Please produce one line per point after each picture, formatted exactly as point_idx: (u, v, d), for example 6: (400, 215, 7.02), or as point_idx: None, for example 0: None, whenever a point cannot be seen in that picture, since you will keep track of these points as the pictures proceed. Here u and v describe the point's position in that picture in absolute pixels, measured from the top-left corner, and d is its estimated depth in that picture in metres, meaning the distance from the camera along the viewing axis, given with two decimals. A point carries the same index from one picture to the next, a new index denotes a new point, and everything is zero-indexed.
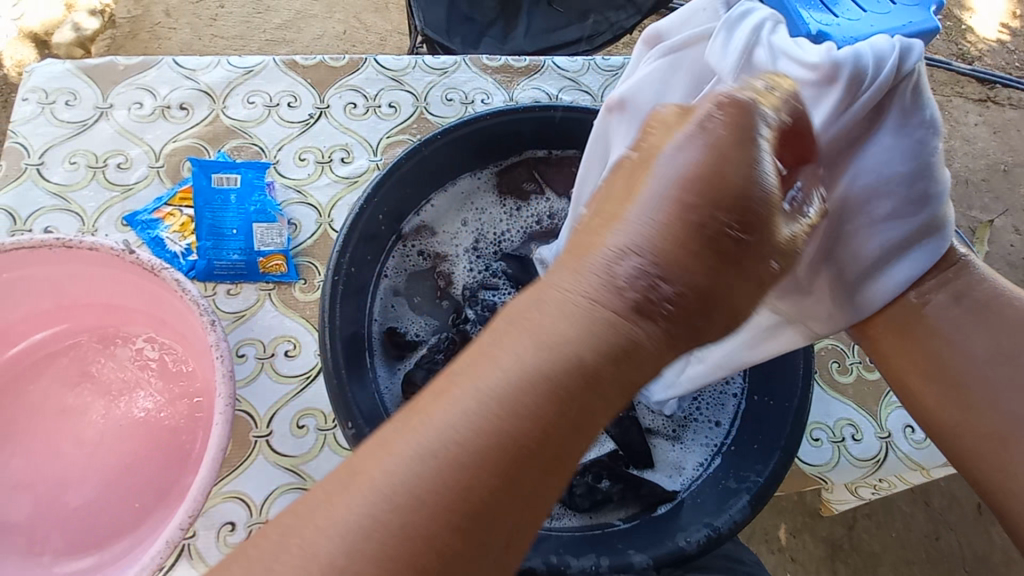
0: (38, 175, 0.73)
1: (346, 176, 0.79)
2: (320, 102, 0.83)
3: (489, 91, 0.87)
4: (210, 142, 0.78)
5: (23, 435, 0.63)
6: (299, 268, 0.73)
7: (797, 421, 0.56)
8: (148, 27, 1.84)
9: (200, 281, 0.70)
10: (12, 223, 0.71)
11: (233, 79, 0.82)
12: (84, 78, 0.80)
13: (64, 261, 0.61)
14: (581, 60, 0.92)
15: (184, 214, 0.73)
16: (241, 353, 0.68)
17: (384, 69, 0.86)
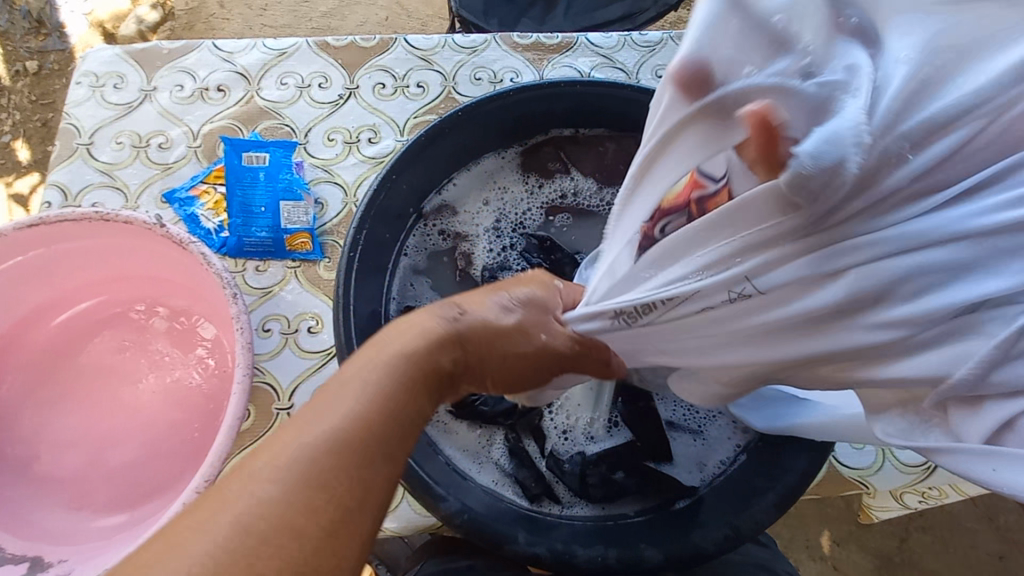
0: (88, 154, 0.78)
1: (373, 157, 0.79)
2: (350, 82, 0.83)
3: (519, 70, 0.85)
4: (244, 122, 0.80)
5: (69, 396, 0.67)
6: (323, 246, 0.74)
7: None
8: (203, 18, 1.92)
9: (230, 256, 0.72)
10: (64, 199, 0.75)
11: (267, 61, 0.84)
12: (131, 62, 0.83)
13: (102, 234, 0.64)
14: (616, 36, 0.88)
15: (217, 192, 0.75)
16: (266, 328, 0.69)
17: (414, 49, 0.86)
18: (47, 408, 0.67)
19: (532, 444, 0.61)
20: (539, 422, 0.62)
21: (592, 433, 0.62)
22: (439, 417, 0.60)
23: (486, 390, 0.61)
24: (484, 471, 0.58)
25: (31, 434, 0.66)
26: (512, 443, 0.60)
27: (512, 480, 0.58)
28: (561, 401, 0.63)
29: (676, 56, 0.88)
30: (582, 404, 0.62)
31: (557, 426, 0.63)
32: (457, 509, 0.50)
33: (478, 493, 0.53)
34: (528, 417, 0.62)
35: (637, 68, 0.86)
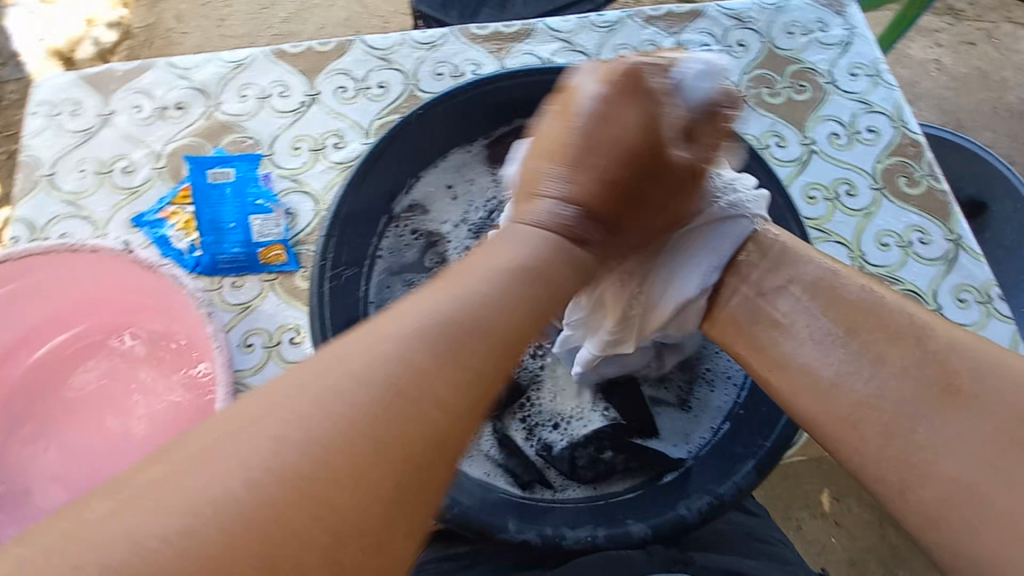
0: (51, 185, 0.77)
1: (340, 162, 0.79)
2: (310, 88, 0.83)
3: (480, 61, 0.85)
4: (207, 138, 0.79)
5: (55, 429, 0.67)
6: (298, 256, 0.74)
7: None
8: (162, 33, 1.89)
9: (205, 275, 0.72)
10: (31, 232, 0.74)
11: (225, 74, 0.83)
12: (86, 87, 0.82)
13: (71, 266, 0.64)
14: (574, 19, 0.88)
15: (186, 212, 0.75)
16: (248, 343, 0.70)
17: (372, 49, 0.85)
18: (35, 444, 0.66)
19: (518, 432, 0.62)
20: (523, 409, 0.63)
21: (575, 414, 0.63)
22: None
23: None
24: (475, 464, 0.58)
25: (22, 471, 0.65)
26: (500, 434, 0.61)
27: (503, 469, 0.58)
28: (546, 390, 0.64)
29: (636, 34, 0.88)
30: (568, 390, 0.64)
31: (543, 411, 0.63)
32: (447, 503, 0.51)
33: (470, 485, 0.54)
34: (512, 406, 0.63)
35: (598, 49, 0.86)
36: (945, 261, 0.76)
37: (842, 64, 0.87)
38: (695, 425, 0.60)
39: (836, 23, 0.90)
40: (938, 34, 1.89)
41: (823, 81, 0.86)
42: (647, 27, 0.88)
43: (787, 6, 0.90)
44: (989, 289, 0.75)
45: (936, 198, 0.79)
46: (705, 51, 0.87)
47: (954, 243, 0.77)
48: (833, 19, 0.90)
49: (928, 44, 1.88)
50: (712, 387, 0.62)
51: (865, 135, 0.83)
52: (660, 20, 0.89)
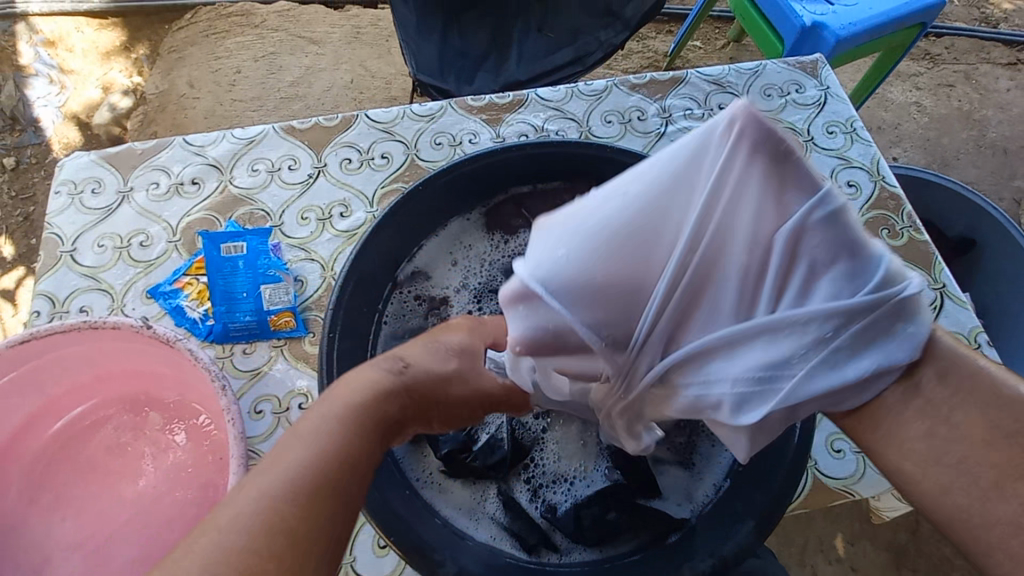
0: (72, 260, 0.81)
1: (346, 230, 0.83)
2: (318, 161, 0.88)
3: (476, 130, 0.90)
4: (220, 211, 0.84)
5: (70, 501, 0.69)
6: (307, 322, 0.77)
7: (799, 452, 0.55)
8: (175, 99, 1.98)
9: (218, 343, 0.75)
10: (52, 306, 0.78)
11: (237, 150, 0.88)
12: (106, 166, 0.87)
13: (91, 342, 0.67)
14: (564, 89, 0.94)
15: (200, 282, 0.78)
16: (258, 410, 0.72)
17: (375, 122, 0.91)
18: (49, 517, 0.68)
19: (522, 493, 0.63)
20: (527, 470, 0.65)
21: (579, 474, 0.64)
22: (432, 477, 0.62)
23: (475, 446, 0.63)
24: (481, 527, 0.59)
25: (36, 544, 0.67)
26: (505, 495, 0.62)
27: (507, 532, 0.60)
28: (549, 449, 0.66)
29: (622, 100, 0.93)
30: (569, 450, 0.65)
31: (547, 471, 0.65)
32: (456, 571, 0.52)
33: (475, 552, 0.55)
34: (516, 467, 0.64)
35: (587, 115, 0.92)
36: (931, 309, 0.78)
37: (819, 123, 0.92)
38: (696, 484, 0.62)
39: (810, 85, 0.96)
40: (916, 78, 1.98)
41: (801, 139, 0.91)
42: (632, 94, 0.94)
43: (764, 70, 0.96)
44: (977, 335, 0.77)
45: (918, 248, 0.83)
46: (688, 115, 0.92)
47: (939, 291, 0.80)
48: (807, 80, 0.96)
49: (907, 88, 1.96)
50: (710, 443, 0.63)
51: (845, 190, 0.87)
52: (645, 87, 0.95)
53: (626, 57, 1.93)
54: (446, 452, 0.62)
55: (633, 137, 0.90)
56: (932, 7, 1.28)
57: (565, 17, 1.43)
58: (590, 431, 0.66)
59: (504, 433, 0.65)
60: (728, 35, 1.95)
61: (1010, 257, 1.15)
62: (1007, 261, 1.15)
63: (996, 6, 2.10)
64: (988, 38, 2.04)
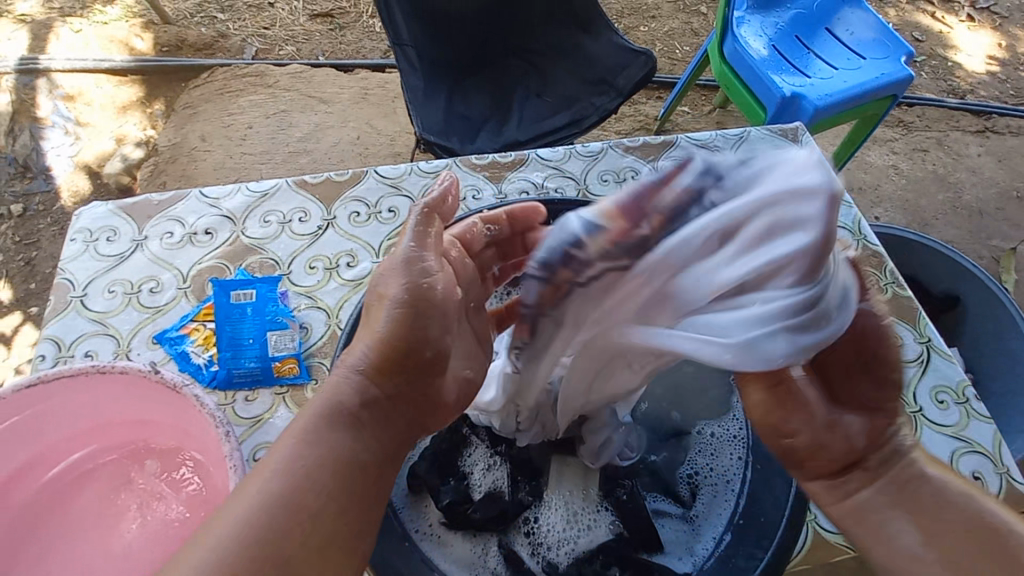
0: (81, 305, 0.82)
1: (352, 279, 0.86)
2: (327, 214, 0.91)
3: (480, 187, 0.95)
4: (231, 259, 0.87)
5: (59, 551, 0.67)
6: (310, 369, 0.78)
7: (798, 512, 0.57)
8: (186, 151, 2.04)
9: (220, 389, 0.76)
10: (57, 351, 0.79)
11: (251, 202, 0.92)
12: (124, 215, 0.90)
13: (96, 387, 0.67)
14: (562, 150, 1.00)
15: (207, 328, 0.80)
16: (257, 457, 0.72)
17: (384, 178, 0.95)
18: (36, 569, 0.66)
19: (522, 545, 0.63)
20: (527, 522, 0.64)
21: (580, 528, 0.64)
22: (431, 530, 0.62)
23: (476, 498, 0.64)
24: None
25: None
26: (506, 549, 0.62)
27: None
28: (547, 502, 0.66)
29: (617, 161, 0.99)
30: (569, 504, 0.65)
31: (548, 525, 0.64)
32: None
33: None
34: (516, 519, 0.64)
35: (584, 174, 0.97)
36: (919, 363, 0.81)
37: None
38: (697, 538, 0.62)
39: (792, 150, 1.02)
40: (892, 143, 2.10)
41: None
42: (626, 156, 1.00)
43: (748, 136, 1.03)
44: (965, 389, 0.79)
45: (902, 303, 0.86)
46: None
47: (925, 345, 0.82)
48: (789, 146, 1.03)
49: (884, 151, 2.08)
50: (710, 494, 0.64)
51: None
52: (639, 150, 1.01)
53: (619, 119, 2.04)
54: (446, 503, 0.62)
55: None
56: (901, 81, 1.39)
57: (559, 85, 1.51)
58: (590, 487, 0.67)
59: (503, 485, 0.66)
60: (715, 101, 2.07)
61: (994, 313, 1.18)
62: (990, 316, 1.19)
63: (962, 79, 2.26)
64: (956, 108, 2.17)
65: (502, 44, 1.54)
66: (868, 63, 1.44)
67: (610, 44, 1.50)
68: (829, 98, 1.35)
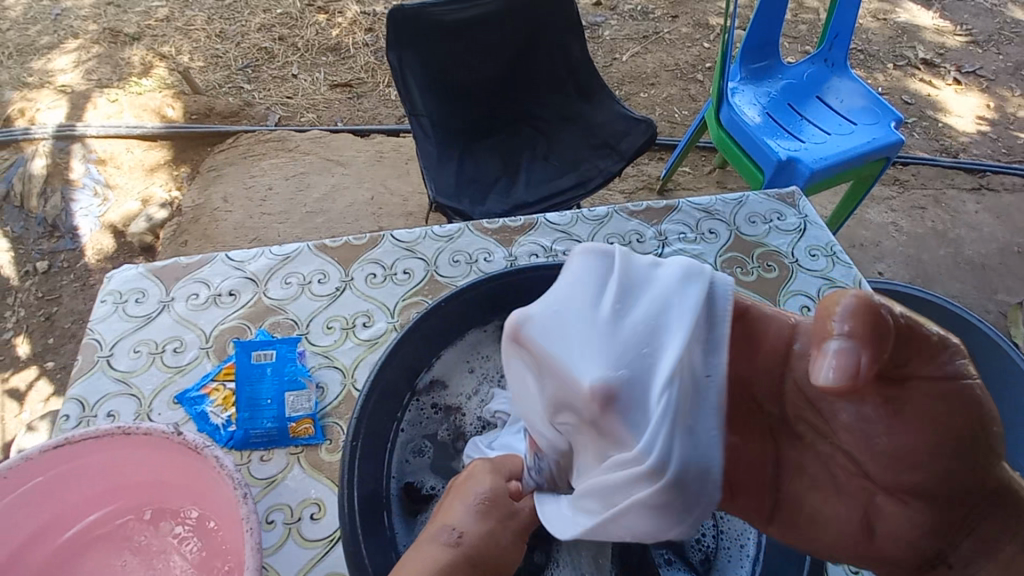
0: (107, 365, 0.85)
1: (367, 339, 0.89)
2: (345, 276, 0.96)
3: (491, 250, 1.00)
4: (252, 320, 0.90)
5: None
6: (325, 428, 0.80)
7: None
8: (208, 211, 2.14)
9: (236, 449, 0.77)
10: (81, 410, 0.81)
11: (273, 265, 0.97)
12: (153, 278, 0.95)
13: (118, 448, 0.68)
14: (569, 214, 1.05)
15: (227, 388, 0.82)
16: (270, 519, 0.72)
17: (400, 242, 1.00)
18: None
19: None
20: None
21: None
22: None
23: None
24: None
25: None
26: None
27: None
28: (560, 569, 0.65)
29: (622, 224, 1.04)
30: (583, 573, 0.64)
31: None
32: None
33: None
34: None
35: (591, 237, 1.02)
36: None
37: (802, 246, 1.02)
38: None
39: (790, 213, 1.07)
40: (890, 201, 2.16)
41: (787, 261, 0.99)
42: (631, 219, 1.04)
43: (747, 200, 1.08)
44: None
45: None
46: (683, 238, 1.02)
47: None
48: (787, 209, 1.07)
49: (883, 209, 2.13)
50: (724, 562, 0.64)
51: None
52: (642, 214, 1.06)
53: (623, 180, 2.13)
54: None
55: None
56: (892, 145, 1.45)
57: (565, 151, 1.59)
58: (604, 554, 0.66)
59: None
60: (715, 162, 2.16)
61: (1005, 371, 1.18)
62: (1002, 373, 1.19)
63: (953, 139, 2.34)
64: (950, 167, 2.25)
65: (511, 113, 1.64)
66: (859, 128, 1.52)
67: (613, 112, 1.59)
68: (824, 162, 1.41)
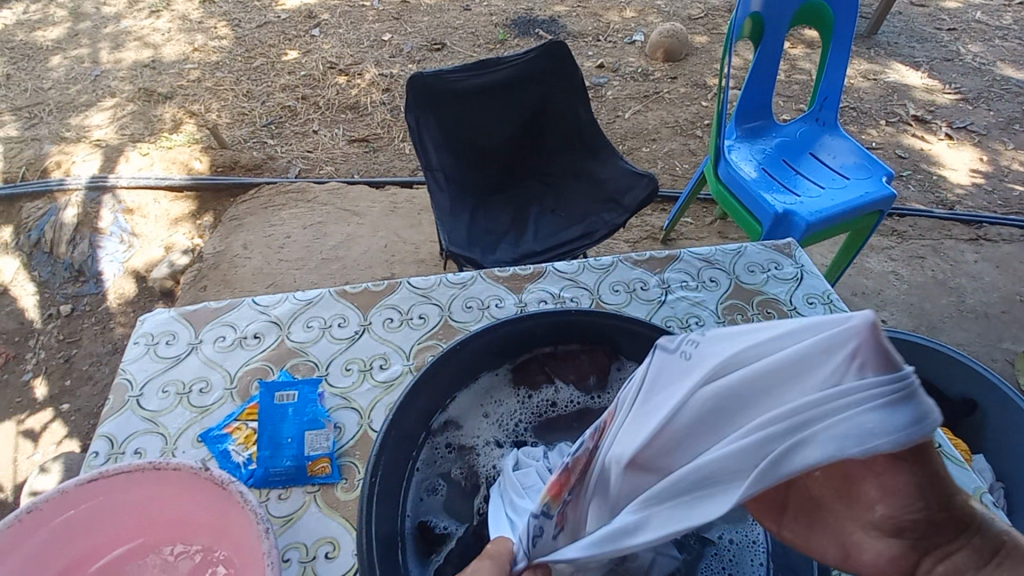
0: (136, 404, 0.90)
1: (384, 381, 0.93)
2: (364, 320, 1.01)
3: (502, 296, 1.05)
4: (275, 361, 0.95)
5: None
6: (341, 468, 0.83)
7: None
8: (229, 258, 2.23)
9: (256, 487, 0.80)
10: (109, 447, 0.85)
11: (297, 309, 1.02)
12: (183, 321, 1.01)
13: (147, 483, 0.72)
14: (576, 263, 1.11)
15: (248, 427, 0.86)
16: (286, 557, 0.74)
17: (416, 288, 1.06)
18: None
19: None
20: None
21: None
22: None
23: None
24: None
25: None
26: None
27: None
28: None
29: (627, 273, 1.09)
30: None
31: None
32: None
33: None
34: None
35: (597, 285, 1.07)
36: None
37: (800, 295, 1.06)
38: None
39: (788, 263, 1.12)
40: (889, 250, 2.21)
41: (786, 308, 1.04)
42: (635, 268, 1.10)
43: (745, 251, 1.14)
44: (981, 495, 0.80)
45: None
46: (685, 286, 1.07)
47: None
48: (784, 259, 1.13)
49: (883, 258, 2.18)
50: None
51: None
52: (646, 263, 1.11)
53: (627, 230, 2.20)
54: None
55: (638, 305, 1.04)
56: (885, 198, 1.52)
57: (571, 203, 1.68)
58: None
59: None
60: (716, 213, 2.24)
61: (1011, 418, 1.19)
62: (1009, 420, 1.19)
63: (948, 192, 2.42)
64: (947, 218, 2.31)
65: (520, 167, 1.73)
66: (852, 182, 1.59)
67: (616, 167, 1.68)
68: (821, 214, 1.48)
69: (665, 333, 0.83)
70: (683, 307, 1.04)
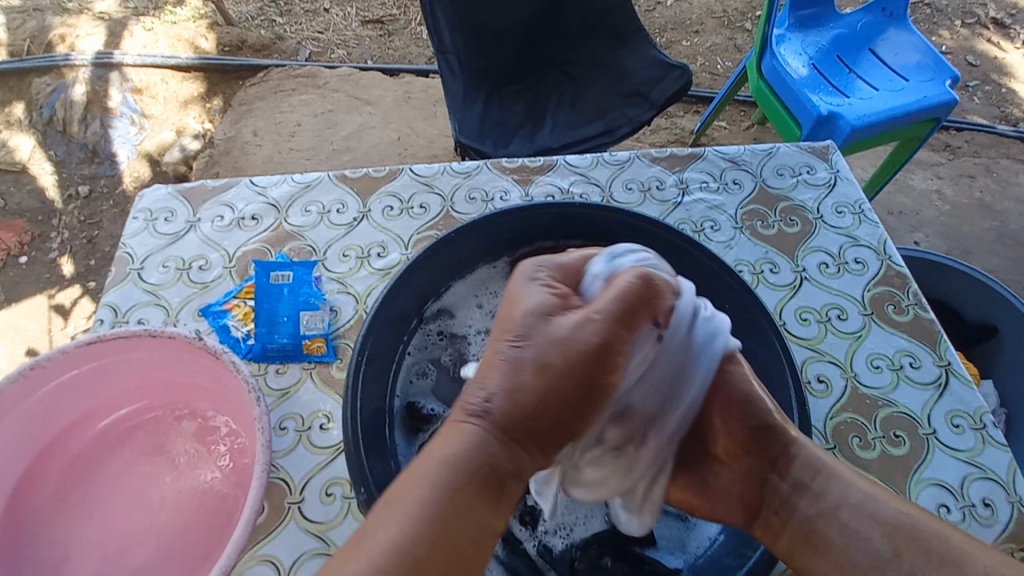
0: (138, 277, 0.90)
1: (381, 268, 0.91)
2: (363, 207, 0.97)
3: (508, 189, 0.99)
4: (273, 243, 0.93)
5: (100, 499, 0.73)
6: (336, 348, 0.84)
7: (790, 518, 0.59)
8: (239, 145, 2.17)
9: (254, 361, 0.82)
10: (114, 316, 0.87)
11: (294, 192, 0.99)
12: (181, 198, 0.99)
13: (147, 349, 0.74)
14: (589, 157, 1.03)
15: (247, 305, 0.87)
16: (283, 426, 0.77)
17: (418, 176, 1.01)
18: (80, 512, 0.72)
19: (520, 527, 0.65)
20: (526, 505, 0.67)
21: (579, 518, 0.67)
22: None
23: None
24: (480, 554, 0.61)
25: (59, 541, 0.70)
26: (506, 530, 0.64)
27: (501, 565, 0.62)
28: None
29: (643, 170, 1.02)
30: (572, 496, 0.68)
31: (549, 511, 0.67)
32: None
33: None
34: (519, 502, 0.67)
35: (610, 181, 1.01)
36: (936, 386, 0.80)
37: (829, 203, 0.98)
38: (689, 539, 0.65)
39: (821, 168, 1.02)
40: (937, 167, 2.04)
41: (811, 216, 0.97)
42: (652, 166, 1.02)
43: (776, 152, 1.04)
44: (982, 415, 0.78)
45: (923, 325, 0.86)
46: (704, 187, 1.00)
47: (944, 368, 0.82)
48: (818, 163, 1.03)
49: (928, 176, 2.02)
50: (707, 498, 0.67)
51: (853, 266, 0.91)
52: (665, 161, 1.03)
53: (654, 132, 2.06)
54: None
55: (651, 205, 0.97)
56: (946, 103, 1.36)
57: (594, 96, 1.54)
58: None
59: None
60: (753, 118, 2.07)
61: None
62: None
63: (1018, 105, 2.18)
64: (1010, 134, 2.10)
65: (541, 53, 1.58)
66: (911, 84, 1.42)
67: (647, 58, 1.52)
68: (869, 118, 1.34)
69: (669, 229, 0.79)
70: (699, 210, 0.97)
